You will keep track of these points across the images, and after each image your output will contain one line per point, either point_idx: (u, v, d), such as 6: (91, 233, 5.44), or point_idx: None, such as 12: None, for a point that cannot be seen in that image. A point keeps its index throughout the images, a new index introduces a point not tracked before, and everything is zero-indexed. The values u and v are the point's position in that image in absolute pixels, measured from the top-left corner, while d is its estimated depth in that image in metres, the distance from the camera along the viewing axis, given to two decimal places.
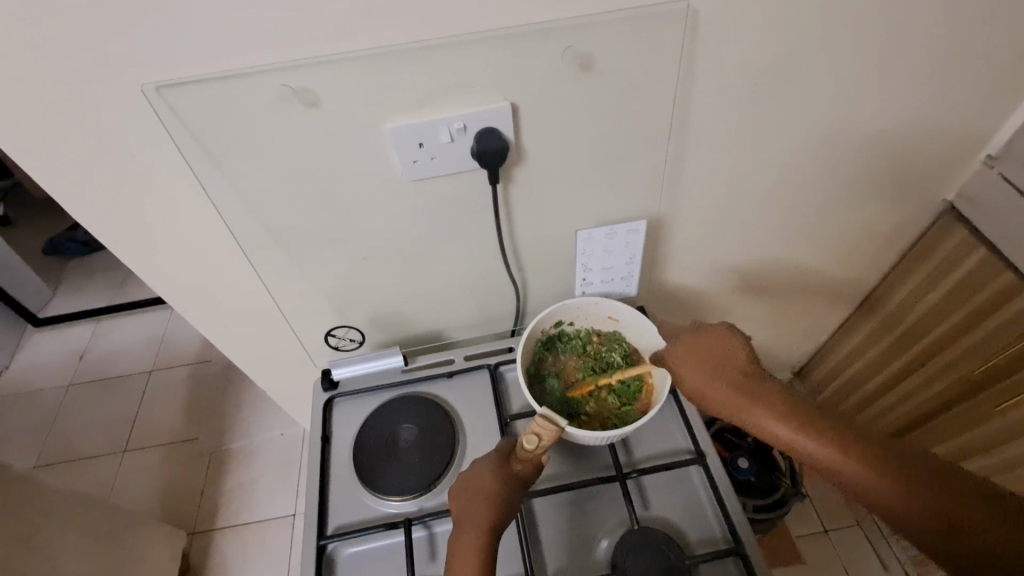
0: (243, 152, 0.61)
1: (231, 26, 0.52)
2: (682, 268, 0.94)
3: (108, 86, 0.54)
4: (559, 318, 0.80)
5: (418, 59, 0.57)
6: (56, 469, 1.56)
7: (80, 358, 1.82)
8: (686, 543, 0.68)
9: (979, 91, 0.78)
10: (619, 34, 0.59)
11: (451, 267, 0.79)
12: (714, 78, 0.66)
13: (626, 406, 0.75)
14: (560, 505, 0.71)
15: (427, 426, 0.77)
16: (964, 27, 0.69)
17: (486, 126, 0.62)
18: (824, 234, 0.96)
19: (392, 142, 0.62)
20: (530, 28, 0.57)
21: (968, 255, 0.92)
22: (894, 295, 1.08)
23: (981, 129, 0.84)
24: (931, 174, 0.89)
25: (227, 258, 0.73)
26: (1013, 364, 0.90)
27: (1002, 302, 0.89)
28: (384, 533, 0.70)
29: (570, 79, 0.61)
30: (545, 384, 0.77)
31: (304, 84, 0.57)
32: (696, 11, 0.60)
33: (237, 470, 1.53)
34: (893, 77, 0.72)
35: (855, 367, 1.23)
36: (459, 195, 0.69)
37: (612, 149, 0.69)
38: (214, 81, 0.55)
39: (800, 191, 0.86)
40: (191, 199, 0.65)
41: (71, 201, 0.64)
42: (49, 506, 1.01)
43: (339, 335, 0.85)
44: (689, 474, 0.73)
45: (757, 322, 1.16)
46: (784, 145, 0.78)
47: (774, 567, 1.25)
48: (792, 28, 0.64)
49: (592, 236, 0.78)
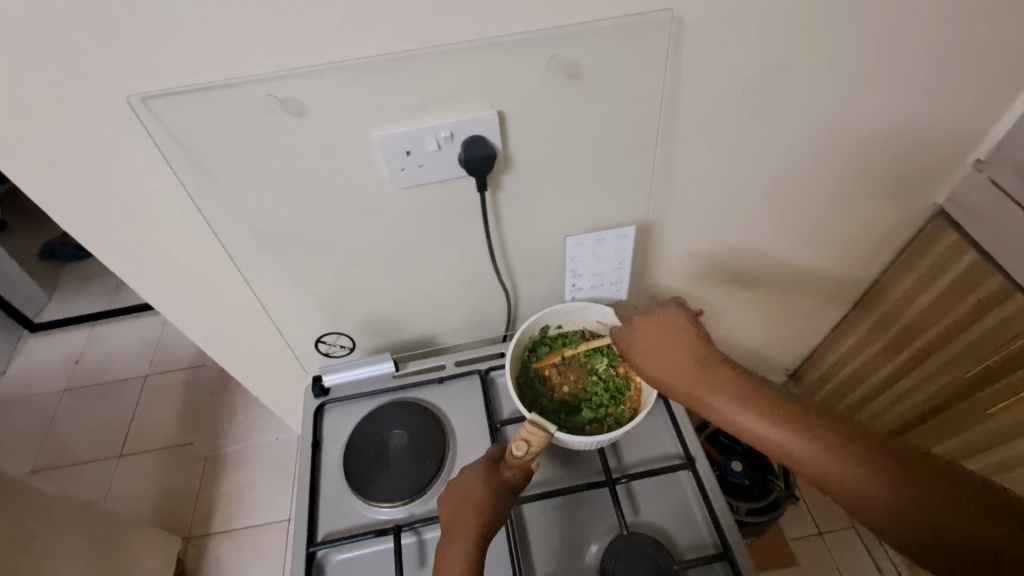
0: (230, 160, 0.61)
1: (218, 37, 0.53)
2: (673, 272, 0.94)
3: (95, 96, 0.54)
4: (548, 323, 0.80)
5: (404, 69, 0.57)
6: (52, 474, 1.56)
7: (75, 363, 1.81)
8: (675, 547, 0.68)
9: (967, 95, 0.78)
10: (604, 42, 0.59)
11: (441, 273, 0.79)
12: (702, 85, 0.67)
13: (613, 411, 0.75)
14: (550, 510, 0.71)
15: (417, 431, 0.77)
16: (950, 32, 0.70)
17: (472, 134, 0.63)
18: (814, 237, 0.96)
19: (379, 150, 0.62)
20: (516, 37, 0.57)
21: (959, 258, 0.92)
22: (886, 297, 1.09)
23: (968, 134, 0.84)
24: (920, 177, 0.90)
25: (217, 266, 0.73)
26: (1004, 365, 0.91)
27: (993, 305, 0.89)
28: (374, 539, 0.70)
29: (558, 88, 0.62)
30: (533, 389, 0.77)
31: (291, 94, 0.57)
32: (681, 20, 0.60)
33: (232, 475, 1.53)
34: (880, 82, 0.73)
35: (850, 368, 1.23)
36: (447, 202, 0.70)
37: (600, 155, 0.70)
38: (200, 91, 0.55)
39: (790, 195, 0.86)
40: (180, 207, 0.65)
41: (60, 210, 0.64)
42: (43, 512, 1.01)
43: (329, 341, 0.85)
44: (678, 479, 0.73)
45: (750, 325, 1.16)
46: (773, 151, 0.78)
47: (769, 570, 1.25)
48: (778, 35, 0.64)
49: (581, 242, 0.78)
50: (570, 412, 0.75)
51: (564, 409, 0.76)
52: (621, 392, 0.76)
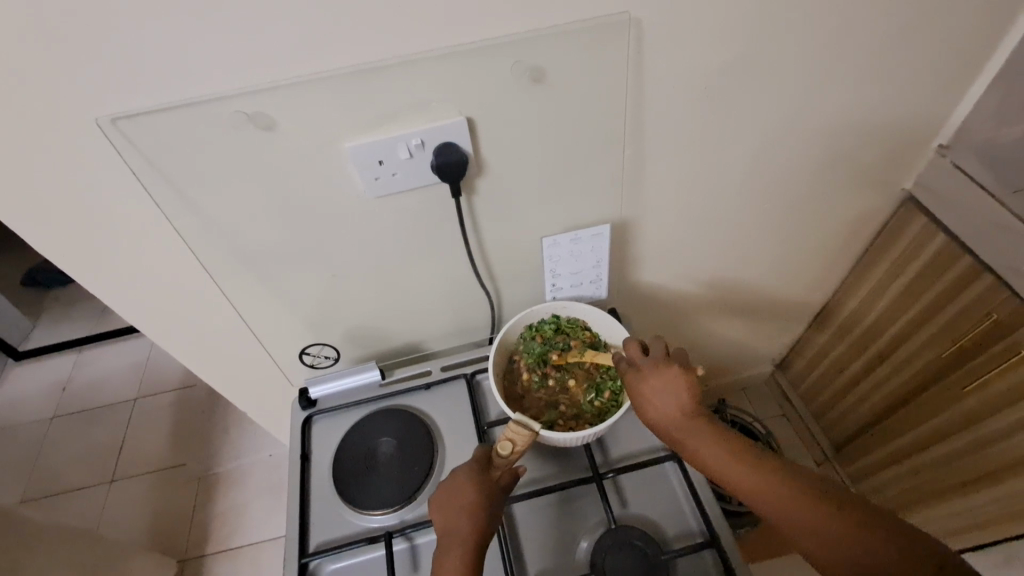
0: (202, 178, 0.61)
1: (181, 58, 0.53)
2: (652, 269, 0.96)
3: (62, 119, 0.55)
4: (530, 323, 0.81)
5: (369, 81, 0.58)
6: (42, 504, 1.54)
7: (62, 389, 1.79)
8: (664, 539, 0.69)
9: (925, 83, 0.81)
10: (564, 46, 0.61)
11: (421, 279, 0.80)
12: (664, 83, 0.68)
13: (560, 420, 0.75)
14: (540, 509, 0.72)
15: (405, 438, 0.77)
16: (903, 23, 0.72)
17: (442, 141, 0.64)
18: (788, 227, 0.98)
19: (351, 161, 0.63)
20: (476, 45, 0.58)
21: (929, 241, 0.95)
22: (864, 282, 1.11)
23: (930, 119, 0.87)
24: (887, 163, 0.92)
25: (194, 282, 0.73)
26: (978, 345, 0.92)
27: (965, 285, 0.91)
28: (365, 547, 0.70)
29: (523, 91, 0.63)
30: (517, 356, 0.80)
31: (260, 109, 0.58)
32: (640, 21, 0.62)
33: (225, 496, 1.51)
34: (840, 74, 0.75)
35: (835, 353, 1.25)
36: (423, 208, 0.70)
37: (570, 157, 0.71)
38: (169, 110, 0.56)
39: (762, 188, 0.88)
40: (154, 226, 0.65)
41: (32, 233, 0.64)
42: (34, 542, 1.00)
43: (313, 353, 0.85)
44: (665, 471, 0.74)
45: (732, 318, 1.18)
46: (741, 145, 0.80)
47: (765, 559, 1.27)
48: (735, 33, 0.66)
49: (557, 242, 0.79)
50: (537, 390, 0.77)
51: (536, 383, 0.77)
52: (587, 415, 0.75)
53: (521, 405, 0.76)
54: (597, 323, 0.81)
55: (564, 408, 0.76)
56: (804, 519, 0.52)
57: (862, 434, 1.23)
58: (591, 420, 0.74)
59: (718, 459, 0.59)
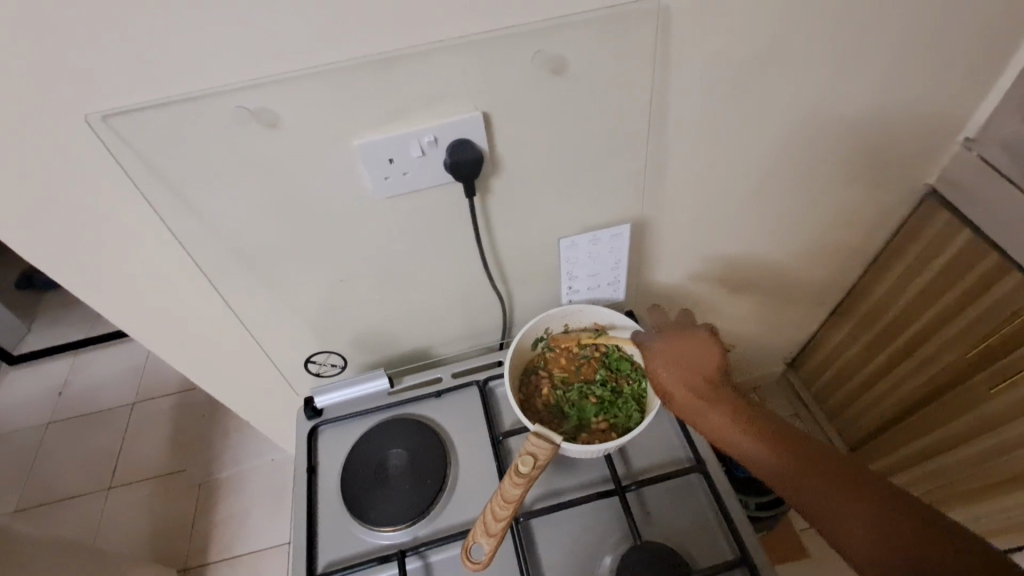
0: (200, 178, 0.58)
1: (177, 49, 0.50)
2: (669, 270, 0.92)
3: (50, 115, 0.51)
4: (546, 328, 0.77)
5: (378, 73, 0.54)
6: (38, 513, 1.50)
7: (58, 394, 1.76)
8: (691, 555, 0.66)
9: (956, 72, 0.77)
10: (587, 34, 0.57)
11: (431, 283, 0.76)
12: (688, 74, 0.65)
13: (583, 432, 0.72)
14: (559, 523, 0.69)
15: (416, 449, 0.74)
16: (937, 8, 0.68)
17: (457, 137, 0.60)
18: (808, 225, 0.95)
19: (359, 158, 0.59)
20: (493, 35, 0.55)
21: (954, 238, 0.92)
22: (882, 281, 1.08)
23: (957, 111, 0.83)
24: (913, 157, 0.89)
25: (193, 288, 0.70)
26: (1006, 345, 0.88)
27: (990, 284, 0.88)
28: (376, 566, 0.67)
29: (542, 84, 0.59)
30: (533, 363, 0.78)
31: (262, 104, 0.54)
32: (666, 9, 0.58)
33: (226, 502, 1.48)
34: (870, 63, 0.72)
35: (850, 353, 1.22)
36: (434, 208, 0.67)
37: (588, 154, 0.67)
38: (163, 106, 0.52)
39: (784, 185, 0.85)
40: (150, 229, 0.62)
41: (22, 238, 0.60)
42: (32, 555, 0.97)
43: (319, 360, 0.82)
44: (690, 483, 0.71)
45: (747, 318, 1.15)
46: (764, 139, 0.76)
47: (780, 565, 1.24)
48: (763, 20, 0.62)
49: (575, 243, 0.76)
50: (552, 399, 0.75)
51: (550, 392, 0.75)
52: (604, 427, 0.72)
53: (536, 412, 0.74)
54: (615, 329, 0.78)
55: (581, 419, 0.73)
56: (804, 479, 0.51)
57: (878, 437, 1.20)
58: (608, 434, 0.72)
59: (725, 423, 0.58)
